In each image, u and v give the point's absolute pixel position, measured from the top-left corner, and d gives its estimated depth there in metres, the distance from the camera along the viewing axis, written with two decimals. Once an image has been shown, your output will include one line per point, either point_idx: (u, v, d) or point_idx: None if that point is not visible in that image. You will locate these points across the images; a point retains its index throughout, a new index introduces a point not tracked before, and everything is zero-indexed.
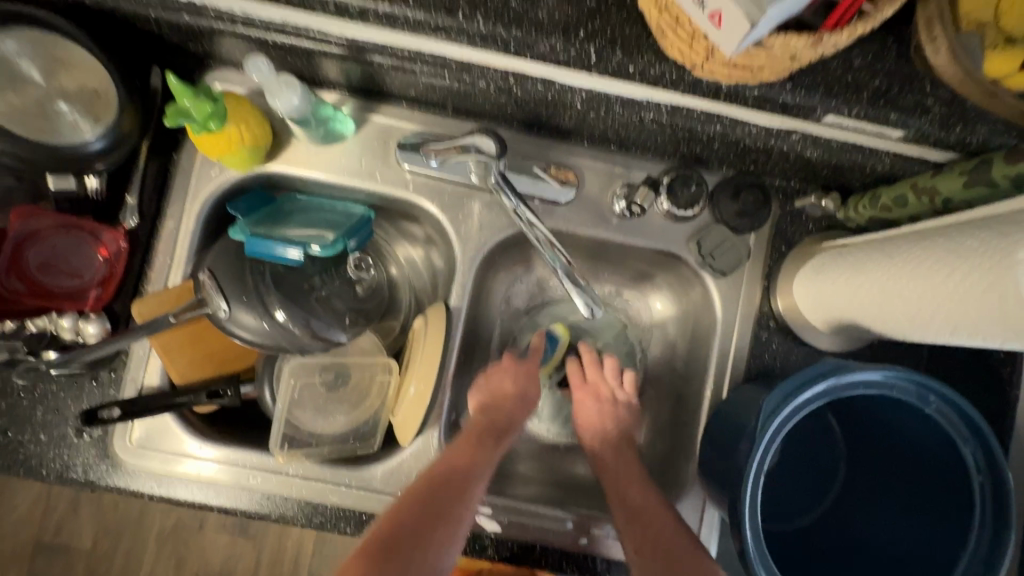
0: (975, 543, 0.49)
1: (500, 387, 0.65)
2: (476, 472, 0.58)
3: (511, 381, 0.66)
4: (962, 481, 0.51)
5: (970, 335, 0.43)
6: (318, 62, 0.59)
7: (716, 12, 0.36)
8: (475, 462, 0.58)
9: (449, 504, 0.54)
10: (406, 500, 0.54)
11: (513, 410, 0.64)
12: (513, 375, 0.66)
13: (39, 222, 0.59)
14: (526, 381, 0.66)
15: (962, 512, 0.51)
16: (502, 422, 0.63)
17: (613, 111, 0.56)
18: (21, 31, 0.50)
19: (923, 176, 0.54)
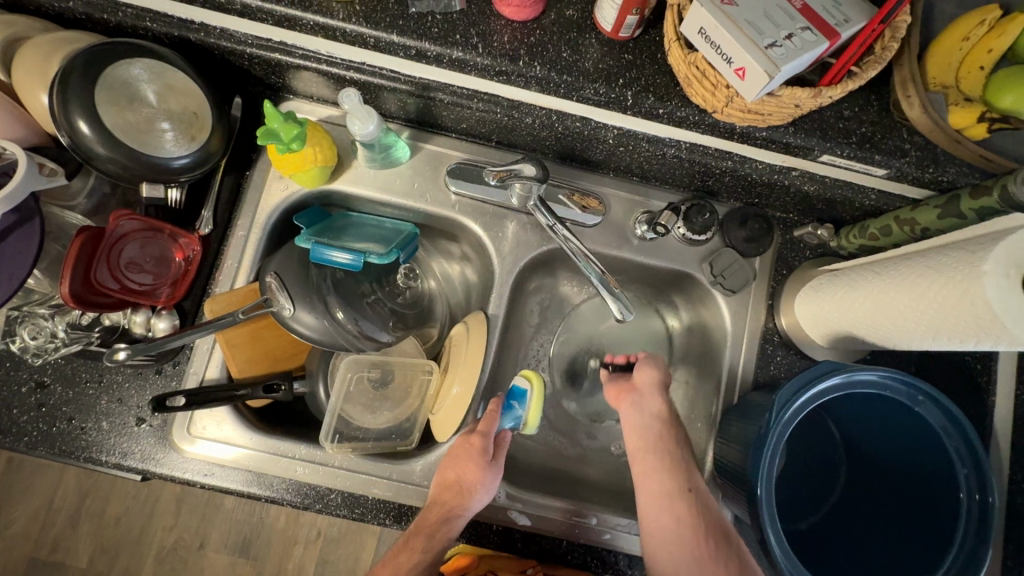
0: (965, 528, 0.55)
1: (447, 473, 0.63)
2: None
3: (452, 467, 0.63)
4: (948, 472, 0.57)
5: (950, 338, 0.51)
6: (384, 96, 0.67)
7: (741, 67, 0.45)
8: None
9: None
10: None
11: (451, 498, 0.62)
12: (454, 461, 0.64)
13: (128, 225, 0.63)
14: (466, 464, 0.63)
15: (949, 501, 0.57)
16: (440, 514, 0.61)
17: (640, 147, 0.66)
18: (145, 61, 0.59)
19: (904, 210, 0.63)
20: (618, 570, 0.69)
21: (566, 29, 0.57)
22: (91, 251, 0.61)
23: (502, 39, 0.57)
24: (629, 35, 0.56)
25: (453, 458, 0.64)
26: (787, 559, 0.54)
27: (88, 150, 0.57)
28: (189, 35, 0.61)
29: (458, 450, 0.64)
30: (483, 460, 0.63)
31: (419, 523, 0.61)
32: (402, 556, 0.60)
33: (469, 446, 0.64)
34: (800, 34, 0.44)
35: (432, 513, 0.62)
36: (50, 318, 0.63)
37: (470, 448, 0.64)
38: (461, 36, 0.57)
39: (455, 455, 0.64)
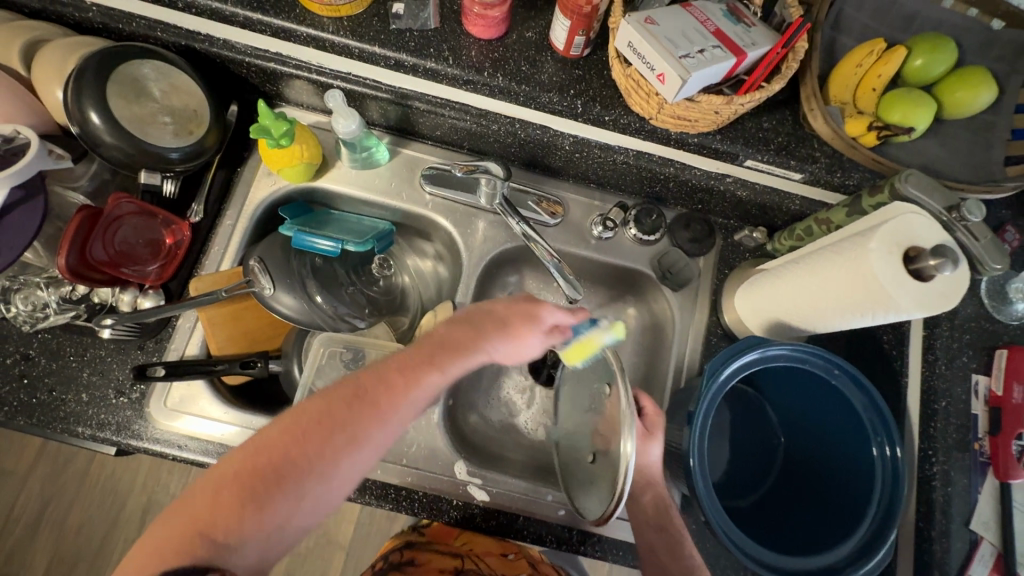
0: (880, 488, 0.61)
1: (490, 312, 0.55)
2: (402, 396, 0.51)
3: (501, 313, 0.55)
4: (863, 441, 0.64)
5: (853, 313, 0.58)
6: (367, 104, 0.75)
7: (662, 73, 0.54)
8: (400, 391, 0.51)
9: (360, 431, 0.49)
10: (302, 426, 0.49)
11: (482, 329, 0.54)
12: (498, 305, 0.56)
13: (124, 208, 0.68)
14: (518, 322, 0.54)
15: (867, 466, 0.63)
16: (456, 350, 0.53)
17: (593, 154, 0.74)
18: (155, 64, 0.67)
19: (822, 212, 0.71)
20: (572, 546, 0.72)
21: (526, 48, 0.67)
22: (88, 230, 0.66)
23: (470, 53, 0.66)
24: (579, 54, 0.65)
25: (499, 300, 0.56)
26: (722, 522, 0.58)
27: (96, 138, 0.63)
28: (195, 45, 0.70)
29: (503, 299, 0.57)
30: (539, 326, 0.54)
31: (437, 346, 0.53)
32: (410, 369, 0.52)
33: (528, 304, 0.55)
34: (710, 50, 0.54)
35: (444, 346, 0.53)
36: (45, 289, 0.69)
37: (525, 302, 0.56)
38: (435, 49, 0.66)
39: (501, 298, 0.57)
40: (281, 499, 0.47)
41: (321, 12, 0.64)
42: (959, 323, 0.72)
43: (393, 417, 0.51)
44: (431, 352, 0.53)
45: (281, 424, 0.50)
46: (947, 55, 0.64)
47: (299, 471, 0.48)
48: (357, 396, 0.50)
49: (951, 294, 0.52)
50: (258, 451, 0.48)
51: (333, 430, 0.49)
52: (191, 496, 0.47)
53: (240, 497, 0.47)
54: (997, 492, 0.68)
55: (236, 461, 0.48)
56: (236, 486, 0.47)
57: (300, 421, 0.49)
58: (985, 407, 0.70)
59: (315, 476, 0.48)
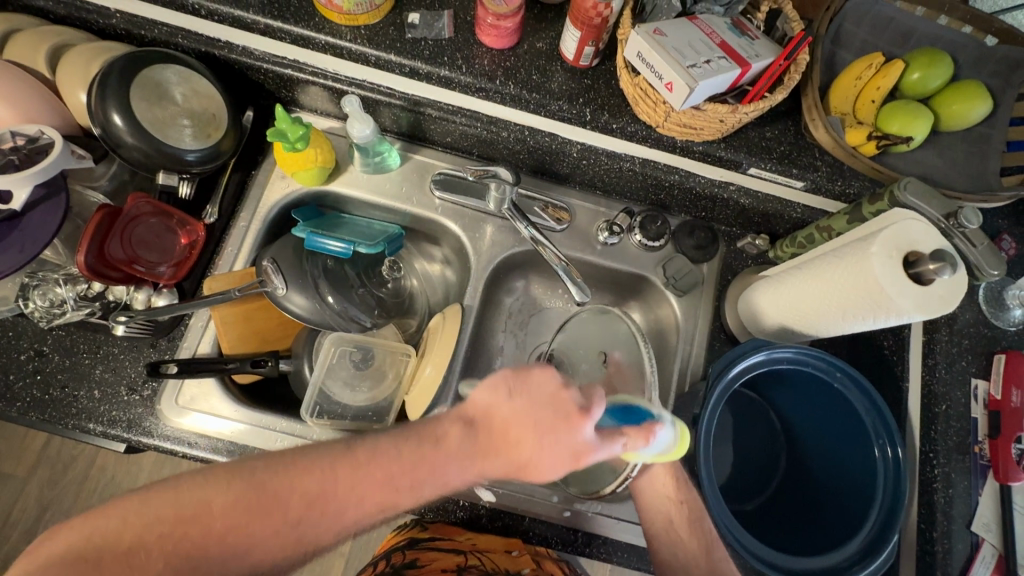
0: (883, 488, 0.64)
1: (514, 421, 0.48)
2: (360, 505, 0.47)
3: (528, 426, 0.48)
4: (865, 442, 0.67)
5: (855, 316, 0.59)
6: (380, 111, 0.78)
7: (670, 82, 0.57)
8: (361, 506, 0.47)
9: (303, 535, 0.47)
10: (247, 510, 0.46)
11: (498, 451, 0.48)
12: (537, 419, 0.48)
13: (140, 207, 0.69)
14: (553, 426, 0.48)
15: (868, 465, 0.66)
16: (454, 466, 0.48)
17: (600, 161, 0.76)
18: (178, 68, 0.69)
19: (824, 219, 0.73)
20: (578, 548, 0.73)
21: (536, 58, 0.69)
22: (106, 228, 0.67)
23: (483, 62, 0.68)
24: (588, 64, 0.68)
25: (535, 417, 0.48)
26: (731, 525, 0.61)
27: (118, 139, 0.65)
28: (215, 51, 0.72)
29: (550, 394, 0.49)
30: (577, 430, 0.48)
31: (424, 473, 0.47)
32: (386, 481, 0.47)
33: (575, 432, 0.48)
34: (716, 61, 0.56)
35: (444, 461, 0.48)
36: (63, 286, 0.70)
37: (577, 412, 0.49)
38: (448, 58, 0.68)
39: (549, 410, 0.48)
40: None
41: (340, 21, 0.66)
42: (958, 328, 0.73)
43: (344, 524, 0.48)
44: (406, 489, 0.47)
45: (229, 498, 0.46)
46: (942, 70, 0.66)
47: (218, 552, 0.46)
48: (309, 497, 0.47)
49: (950, 297, 0.54)
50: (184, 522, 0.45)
51: (279, 526, 0.46)
52: (81, 534, 0.44)
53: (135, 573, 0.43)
54: (997, 494, 0.69)
55: (155, 518, 0.45)
56: (148, 561, 0.44)
57: (237, 502, 0.46)
58: (984, 410, 0.71)
59: (224, 560, 0.46)
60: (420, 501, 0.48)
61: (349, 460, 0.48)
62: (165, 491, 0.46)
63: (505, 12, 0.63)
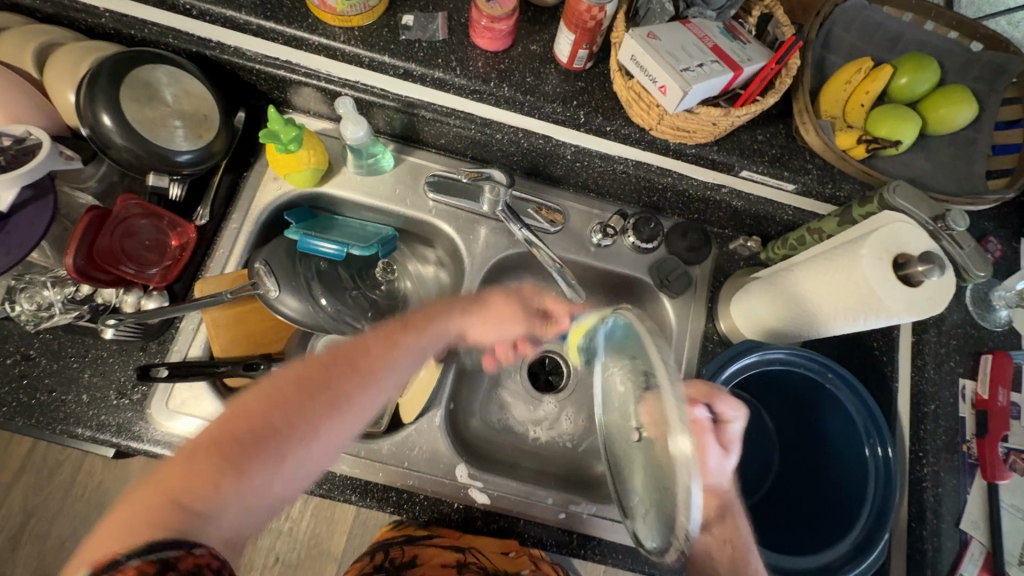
0: (874, 488, 0.66)
1: (460, 306, 0.64)
2: (381, 361, 0.54)
3: (473, 309, 0.63)
4: (858, 443, 0.68)
5: (846, 318, 0.60)
6: (373, 112, 0.77)
7: (663, 86, 0.57)
8: (376, 356, 0.54)
9: (340, 396, 0.50)
10: (287, 384, 0.49)
11: (468, 321, 0.63)
12: (483, 312, 0.63)
13: (129, 209, 0.69)
14: (500, 316, 0.63)
15: (860, 466, 0.68)
16: (430, 328, 0.59)
17: (594, 164, 0.77)
18: (168, 69, 0.68)
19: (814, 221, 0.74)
20: (572, 550, 0.73)
21: (531, 60, 0.69)
22: (96, 230, 0.66)
23: (477, 64, 0.68)
24: (581, 67, 0.68)
25: (493, 310, 0.63)
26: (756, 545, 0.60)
27: (107, 139, 0.64)
28: (206, 52, 0.71)
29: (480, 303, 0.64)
30: (517, 320, 0.64)
31: (410, 322, 0.59)
32: (387, 328, 0.57)
33: (514, 308, 0.64)
34: (709, 64, 0.57)
35: (413, 327, 0.58)
36: (50, 288, 0.68)
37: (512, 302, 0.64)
38: (442, 60, 0.68)
39: (489, 303, 0.64)
40: (243, 470, 0.44)
41: (333, 22, 0.66)
42: (946, 329, 0.74)
43: (369, 380, 0.53)
44: (412, 333, 0.58)
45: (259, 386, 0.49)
46: (929, 74, 0.67)
47: (271, 435, 0.46)
48: (327, 362, 0.53)
49: (939, 298, 0.55)
50: (232, 415, 0.47)
51: (324, 391, 0.50)
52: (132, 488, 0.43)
53: (213, 458, 0.44)
54: (985, 492, 0.70)
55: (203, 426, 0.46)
56: (201, 458, 0.44)
57: (275, 384, 0.49)
58: (972, 409, 0.72)
59: (288, 437, 0.47)
60: (420, 344, 0.57)
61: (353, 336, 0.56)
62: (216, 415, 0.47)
63: (499, 14, 0.63)
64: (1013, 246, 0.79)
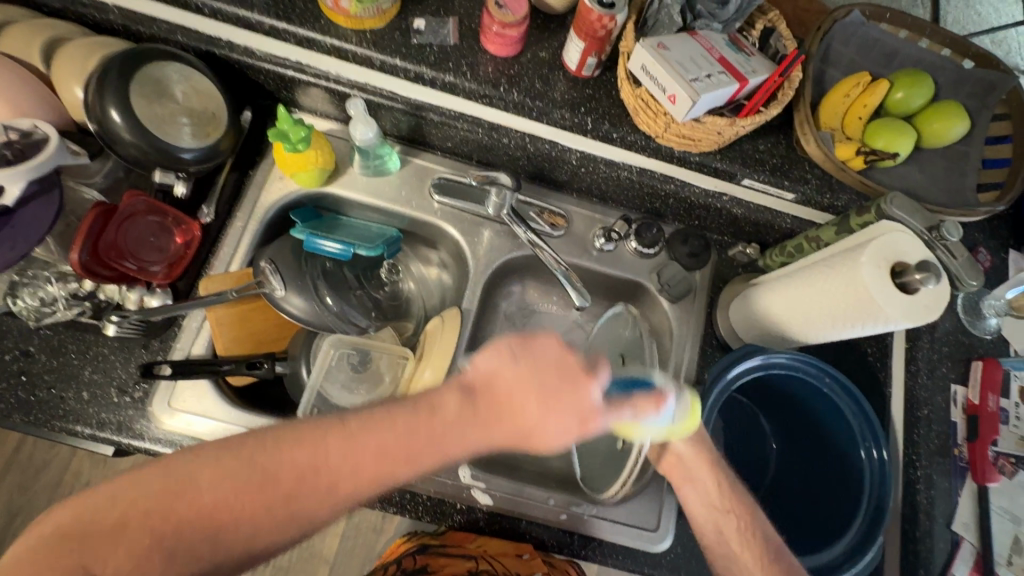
0: (869, 488, 0.67)
1: (539, 368, 0.48)
2: (360, 483, 0.46)
3: (534, 385, 0.48)
4: (852, 444, 0.70)
5: (846, 323, 0.61)
6: (382, 114, 0.78)
7: (673, 95, 0.59)
8: (357, 476, 0.46)
9: (308, 516, 0.45)
10: (233, 486, 0.44)
11: (518, 399, 0.47)
12: (541, 386, 0.48)
13: (134, 205, 0.68)
14: (559, 402, 0.48)
15: (853, 465, 0.70)
16: (488, 410, 0.47)
17: (598, 169, 0.78)
18: (178, 66, 0.68)
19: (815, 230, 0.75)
20: (573, 550, 0.73)
21: (539, 67, 0.70)
22: (101, 227, 0.66)
23: (487, 69, 0.69)
24: (589, 74, 0.69)
25: (538, 385, 0.48)
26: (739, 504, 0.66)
27: (115, 135, 0.64)
28: (216, 51, 0.71)
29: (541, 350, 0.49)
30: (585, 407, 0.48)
31: (416, 441, 0.46)
32: (336, 489, 0.45)
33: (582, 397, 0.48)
34: (716, 75, 0.59)
35: (472, 412, 0.47)
36: (54, 284, 0.68)
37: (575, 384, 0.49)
38: (453, 64, 0.69)
39: (555, 380, 0.48)
40: (165, 564, 0.43)
41: (345, 24, 0.66)
42: (938, 337, 0.77)
43: (339, 499, 0.46)
44: (407, 461, 0.46)
45: (209, 479, 0.44)
46: (925, 90, 0.70)
47: (228, 521, 0.44)
48: (290, 465, 0.45)
49: (935, 305, 0.57)
50: (170, 491, 0.44)
51: (274, 506, 0.45)
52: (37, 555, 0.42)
53: (127, 548, 0.43)
54: (975, 495, 0.72)
55: (140, 498, 0.44)
56: (138, 535, 0.43)
57: (222, 481, 0.44)
58: (963, 414, 0.75)
59: (220, 546, 0.45)
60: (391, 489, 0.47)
61: (348, 424, 0.46)
62: (154, 464, 0.45)
63: (511, 21, 0.64)
64: (1002, 257, 0.82)
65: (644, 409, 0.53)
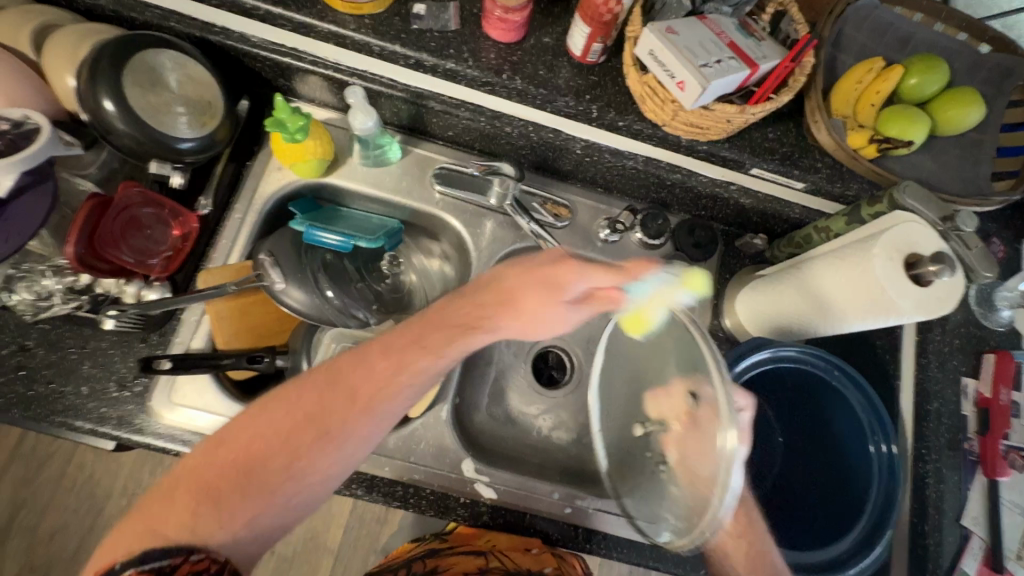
0: (877, 480, 0.69)
1: (528, 289, 0.57)
2: (379, 393, 0.56)
3: (530, 290, 0.57)
4: (861, 437, 0.71)
5: (855, 317, 0.60)
6: (381, 102, 0.76)
7: (681, 81, 0.57)
8: (378, 376, 0.56)
9: (337, 429, 0.54)
10: (279, 421, 0.54)
11: (495, 315, 0.58)
12: (535, 292, 0.57)
13: (130, 197, 0.66)
14: (542, 295, 0.57)
15: (862, 459, 0.71)
16: (485, 309, 0.58)
17: (603, 159, 0.76)
18: (171, 53, 0.66)
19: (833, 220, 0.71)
20: (578, 544, 0.73)
21: (543, 53, 0.68)
22: (95, 219, 0.65)
23: (489, 55, 0.67)
24: (595, 60, 0.67)
25: (535, 280, 0.57)
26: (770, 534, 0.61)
27: (109, 125, 0.62)
28: (211, 37, 0.69)
29: (529, 270, 0.58)
30: (561, 299, 0.57)
31: (430, 329, 0.57)
32: (392, 353, 0.57)
33: (568, 272, 0.57)
34: (726, 60, 0.57)
35: (461, 313, 0.58)
36: (50, 277, 0.66)
37: (554, 265, 0.58)
38: (454, 50, 0.67)
39: (535, 285, 0.57)
40: (237, 494, 0.51)
41: (343, 10, 0.64)
42: (950, 329, 0.75)
43: (381, 411, 0.56)
44: (429, 355, 0.57)
45: (260, 423, 0.53)
46: (939, 76, 0.68)
47: (264, 466, 0.52)
48: (328, 389, 0.55)
49: (948, 298, 0.55)
50: (237, 437, 0.53)
51: (314, 424, 0.54)
52: (127, 535, 0.48)
53: (202, 492, 0.50)
54: (985, 490, 0.72)
55: (212, 446, 0.53)
56: (204, 476, 0.51)
57: (278, 425, 0.53)
58: (974, 408, 0.74)
59: (279, 481, 0.53)
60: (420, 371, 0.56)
61: (367, 347, 0.58)
62: (226, 427, 0.54)
63: (514, 5, 0.62)
64: (1015, 247, 0.80)
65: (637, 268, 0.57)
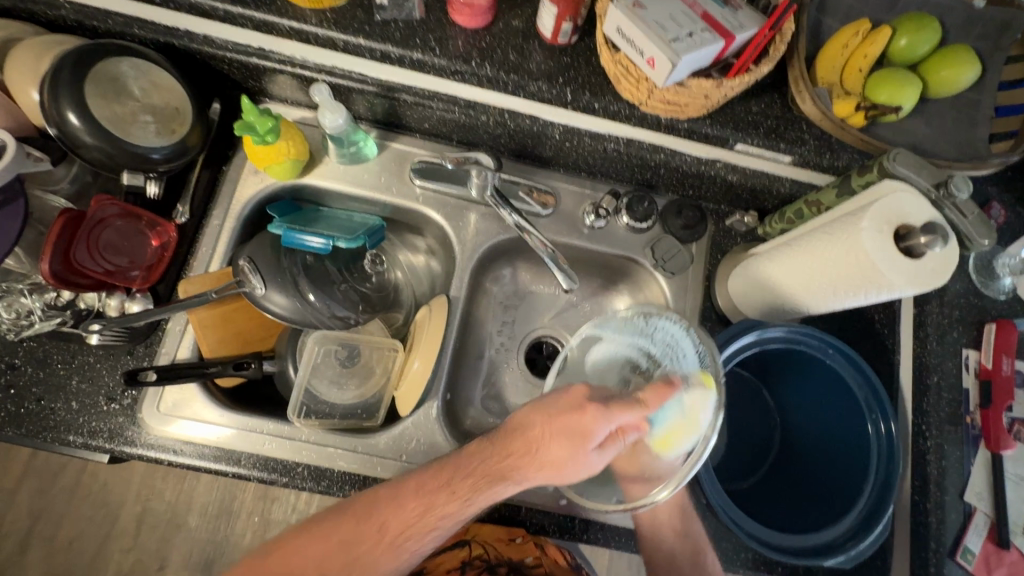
0: (876, 458, 0.67)
1: (531, 433, 0.54)
2: (408, 533, 0.56)
3: (549, 438, 0.53)
4: (859, 414, 0.69)
5: (850, 293, 0.58)
6: (353, 99, 0.74)
7: (651, 58, 0.55)
8: (411, 513, 0.55)
9: (372, 558, 0.56)
10: (326, 537, 0.56)
11: (520, 466, 0.54)
12: (554, 429, 0.53)
13: (106, 211, 0.67)
14: (568, 437, 0.53)
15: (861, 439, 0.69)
16: (506, 461, 0.54)
17: (583, 143, 0.74)
18: (133, 60, 0.65)
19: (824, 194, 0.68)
20: (575, 534, 0.72)
21: (513, 37, 0.66)
22: (71, 234, 0.65)
23: (457, 43, 0.65)
24: (567, 41, 0.65)
25: (556, 430, 0.53)
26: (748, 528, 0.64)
27: (75, 138, 0.61)
28: (174, 41, 0.68)
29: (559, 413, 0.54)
30: (585, 447, 0.53)
31: (456, 472, 0.55)
32: (426, 492, 0.55)
33: (581, 420, 0.53)
34: (699, 33, 0.54)
35: (491, 465, 0.54)
36: (29, 296, 0.67)
37: (579, 411, 0.53)
38: (420, 40, 0.65)
39: (563, 422, 0.53)
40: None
41: (304, 5, 0.63)
42: (948, 300, 0.73)
43: (410, 545, 0.56)
44: (453, 501, 0.55)
45: (309, 535, 0.57)
46: (931, 33, 0.65)
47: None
48: (360, 515, 0.56)
49: (942, 268, 0.53)
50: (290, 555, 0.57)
51: (354, 546, 0.56)
52: None
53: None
54: (989, 463, 0.70)
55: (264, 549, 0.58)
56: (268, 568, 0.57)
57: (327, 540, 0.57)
58: (976, 380, 0.72)
59: None
60: (453, 518, 0.55)
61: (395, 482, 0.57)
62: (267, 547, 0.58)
63: None
64: (1016, 211, 0.77)
65: (653, 400, 0.55)
